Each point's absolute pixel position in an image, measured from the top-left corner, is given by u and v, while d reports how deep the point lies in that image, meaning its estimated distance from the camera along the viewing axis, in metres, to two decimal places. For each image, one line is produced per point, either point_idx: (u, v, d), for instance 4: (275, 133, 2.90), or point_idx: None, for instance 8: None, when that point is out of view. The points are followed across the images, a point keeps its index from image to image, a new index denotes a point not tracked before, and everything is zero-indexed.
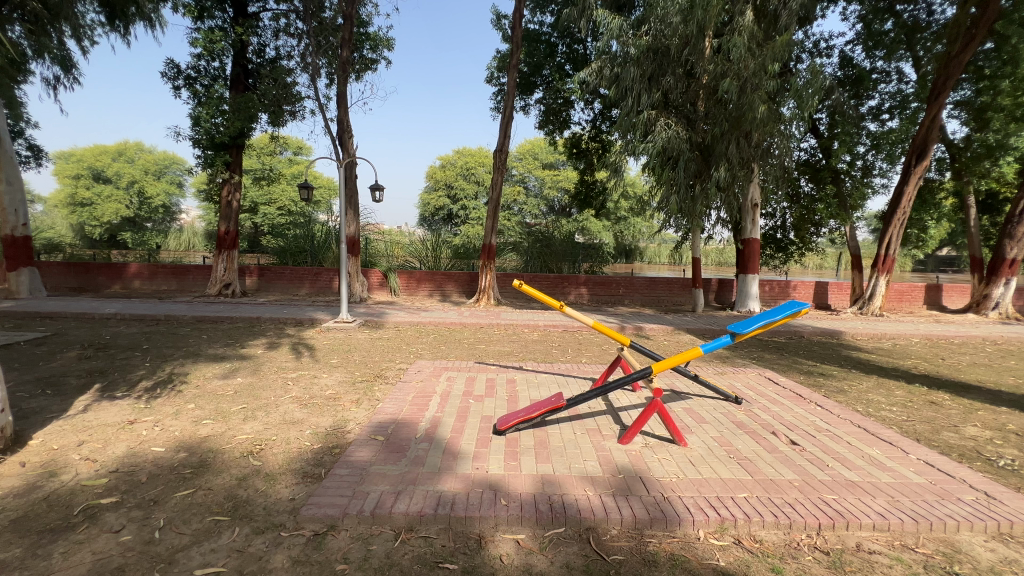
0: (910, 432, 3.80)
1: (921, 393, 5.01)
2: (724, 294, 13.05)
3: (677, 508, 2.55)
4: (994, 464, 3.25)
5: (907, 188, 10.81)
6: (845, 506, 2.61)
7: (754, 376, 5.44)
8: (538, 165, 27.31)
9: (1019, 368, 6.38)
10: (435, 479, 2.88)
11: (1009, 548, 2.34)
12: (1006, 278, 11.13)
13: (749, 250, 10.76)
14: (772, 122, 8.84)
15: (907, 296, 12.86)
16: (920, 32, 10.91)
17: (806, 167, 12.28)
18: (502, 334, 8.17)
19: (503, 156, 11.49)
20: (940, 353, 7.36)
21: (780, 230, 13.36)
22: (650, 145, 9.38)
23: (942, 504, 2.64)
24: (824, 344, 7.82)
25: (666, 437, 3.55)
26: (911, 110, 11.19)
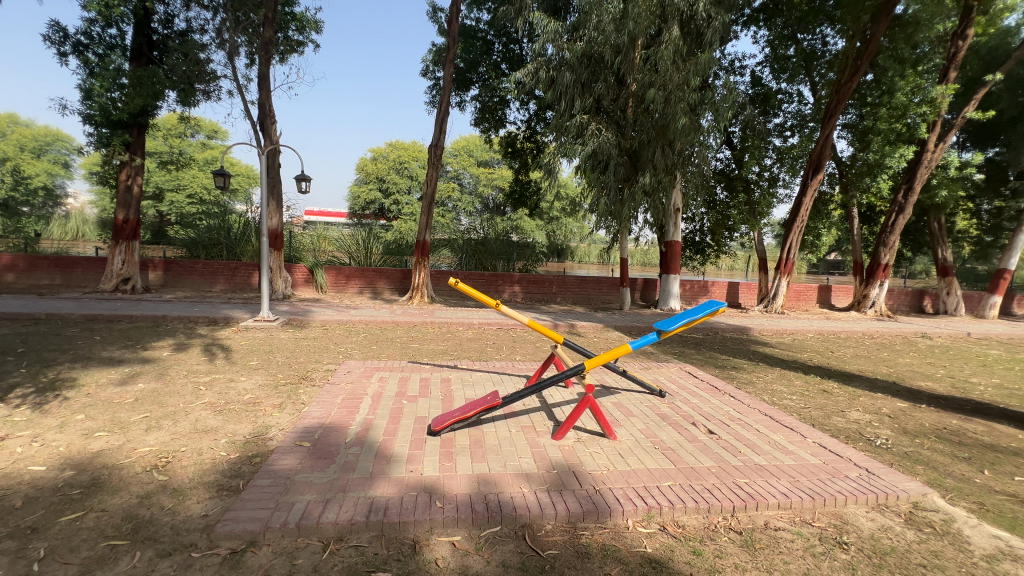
0: (807, 418, 4.24)
1: (815, 382, 5.62)
2: (648, 292, 13.80)
3: (608, 499, 2.66)
4: (872, 443, 3.72)
5: (805, 198, 11.99)
6: (754, 488, 2.86)
7: (676, 370, 5.79)
8: (473, 162, 27.24)
9: (891, 359, 7.37)
10: (366, 485, 2.77)
11: (885, 516, 2.68)
12: (881, 280, 12.74)
13: (671, 252, 11.46)
14: (693, 132, 9.48)
15: (804, 296, 14.36)
16: (816, 59, 12.20)
17: (721, 176, 13.31)
18: (435, 332, 8.06)
19: (438, 151, 11.29)
20: (830, 347, 8.28)
21: (699, 233, 14.41)
22: (582, 149, 9.71)
23: (834, 481, 2.98)
24: (735, 339, 8.54)
25: (597, 432, 3.69)
26: (808, 129, 12.50)
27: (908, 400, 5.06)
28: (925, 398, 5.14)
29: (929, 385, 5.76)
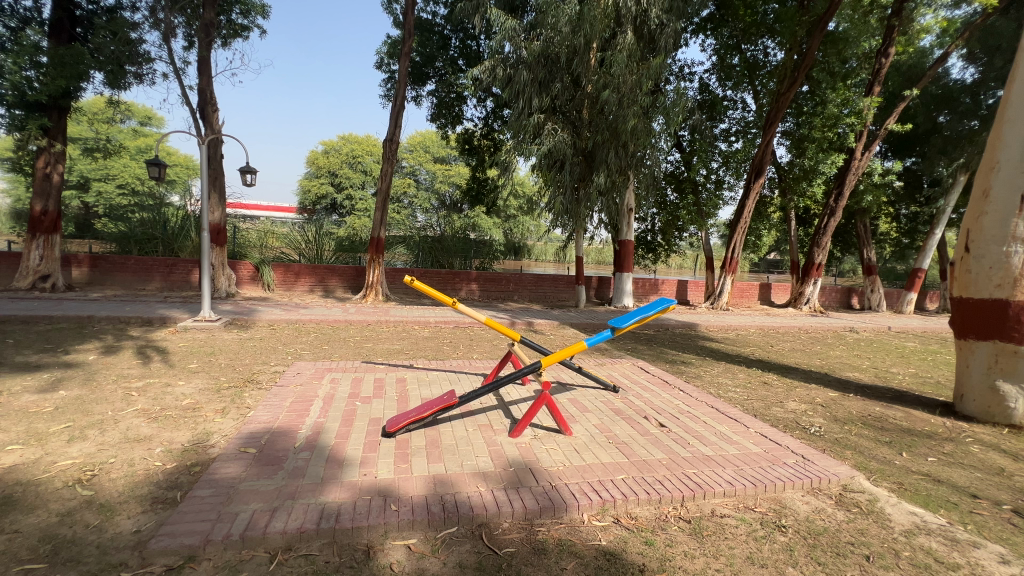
0: (749, 410, 4.49)
1: (757, 375, 5.95)
2: (603, 290, 14.12)
3: (564, 495, 2.70)
4: (807, 431, 3.98)
5: (748, 201, 12.60)
6: (702, 477, 2.99)
7: (629, 366, 5.96)
8: (429, 158, 26.83)
9: (824, 352, 7.92)
10: (317, 491, 2.67)
11: (819, 499, 2.88)
12: (815, 278, 13.65)
13: (625, 251, 11.79)
14: (644, 135, 9.78)
15: (747, 293, 15.17)
16: (758, 69, 12.87)
17: (671, 178, 13.78)
18: (390, 331, 7.89)
19: (393, 146, 11.03)
20: (770, 341, 8.80)
21: (650, 233, 14.93)
22: (539, 147, 9.78)
23: (774, 468, 3.16)
24: (684, 335, 8.90)
25: (553, 428, 3.73)
26: (751, 134, 13.20)
27: (837, 389, 5.46)
28: (853, 387, 5.57)
29: (856, 376, 6.24)
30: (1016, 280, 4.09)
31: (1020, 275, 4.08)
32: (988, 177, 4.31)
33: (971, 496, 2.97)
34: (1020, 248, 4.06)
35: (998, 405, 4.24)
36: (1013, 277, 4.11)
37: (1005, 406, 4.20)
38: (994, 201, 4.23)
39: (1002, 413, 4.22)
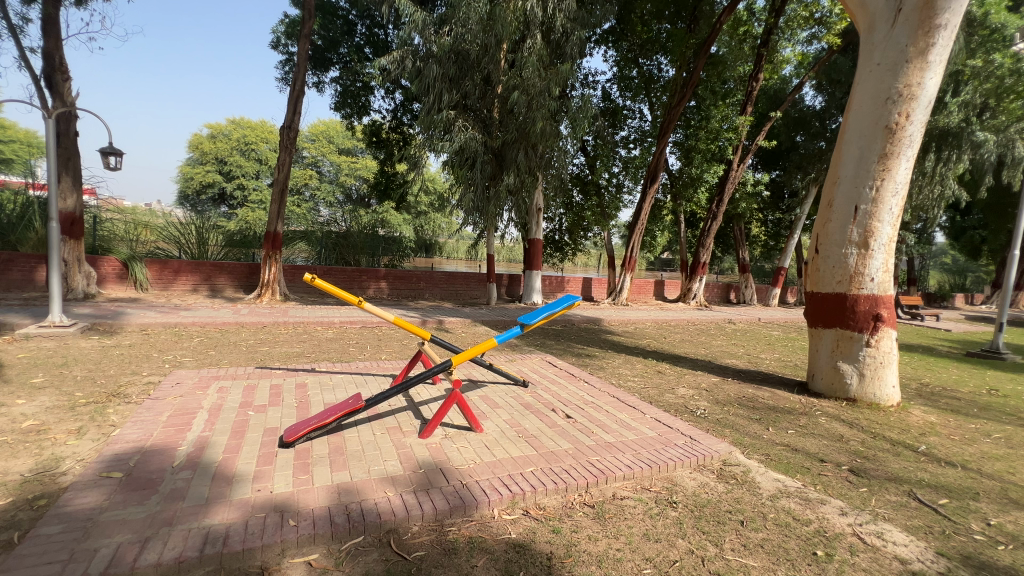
0: (645, 397, 4.86)
1: (652, 364, 6.48)
2: (514, 288, 14.41)
3: (474, 492, 2.71)
4: (694, 414, 4.41)
5: (645, 204, 13.53)
6: (604, 464, 3.17)
7: (538, 361, 6.15)
8: (334, 149, 25.28)
9: (707, 342, 8.84)
10: (201, 513, 2.40)
11: (704, 474, 3.20)
12: (700, 276, 15.14)
13: (534, 249, 12.10)
14: (552, 137, 10.12)
15: (644, 290, 16.41)
16: (653, 83, 13.94)
17: (577, 180, 14.41)
18: (289, 333, 7.33)
19: (291, 133, 10.22)
20: (664, 333, 9.60)
21: (558, 232, 15.56)
22: (450, 144, 9.67)
23: (667, 450, 3.45)
24: (589, 330, 9.39)
25: (464, 426, 3.72)
26: (647, 143, 14.27)
27: (718, 375, 6.13)
28: (731, 372, 6.28)
29: (733, 362, 7.04)
30: (853, 277, 4.87)
31: (855, 273, 4.86)
32: (832, 189, 5.06)
33: (820, 461, 3.50)
34: (855, 250, 4.85)
35: (839, 381, 5.05)
36: (850, 274, 4.89)
37: (844, 382, 5.01)
38: (836, 210, 4.98)
39: (842, 388, 5.03)
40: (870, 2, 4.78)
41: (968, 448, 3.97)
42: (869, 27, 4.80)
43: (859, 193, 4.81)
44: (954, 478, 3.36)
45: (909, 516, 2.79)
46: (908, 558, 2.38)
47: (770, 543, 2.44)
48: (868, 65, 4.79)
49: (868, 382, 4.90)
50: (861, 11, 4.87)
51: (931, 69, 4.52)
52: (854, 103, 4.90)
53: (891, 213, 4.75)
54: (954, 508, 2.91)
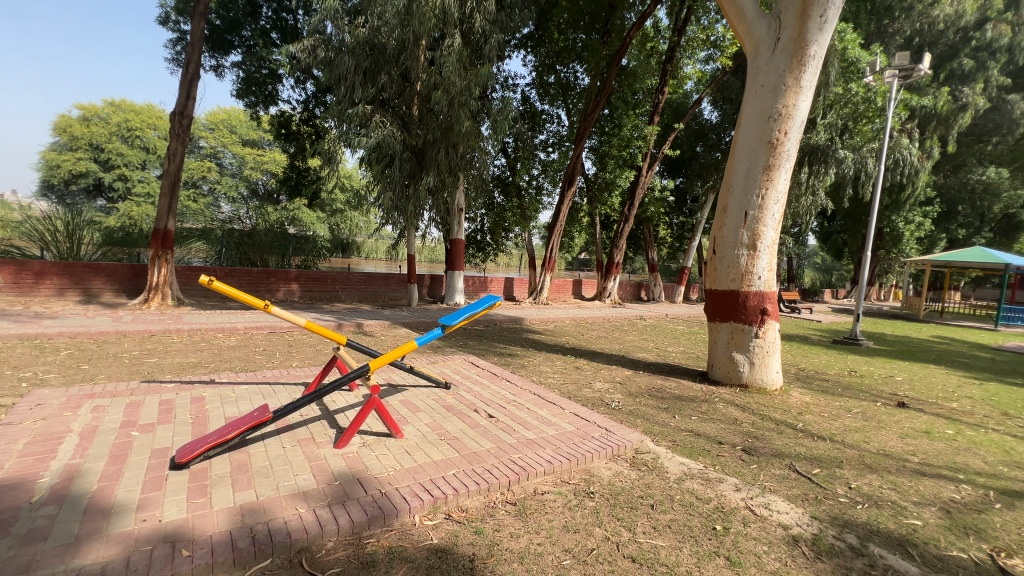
0: (564, 392, 5.04)
1: (572, 361, 6.73)
2: (435, 288, 14.20)
3: (394, 500, 2.62)
4: (610, 406, 4.64)
5: (563, 206, 14.00)
6: (526, 460, 3.23)
7: (460, 362, 6.12)
8: (236, 140, 23.24)
9: (621, 337, 9.37)
10: (69, 554, 2.08)
11: (619, 464, 3.38)
12: (615, 275, 15.99)
13: (456, 249, 11.99)
14: (474, 138, 10.12)
15: (563, 289, 16.98)
16: (569, 90, 14.48)
17: (498, 181, 14.55)
18: (183, 341, 6.60)
19: (184, 119, 9.20)
20: (582, 330, 10.01)
21: (480, 232, 15.63)
22: (367, 140, 9.30)
23: (585, 443, 3.60)
24: (511, 329, 9.54)
25: (384, 432, 3.60)
26: (565, 147, 14.79)
27: (631, 368, 6.52)
28: (642, 365, 6.70)
29: (645, 356, 7.51)
30: (744, 276, 5.41)
31: (745, 272, 5.40)
32: (726, 196, 5.58)
33: (718, 443, 3.84)
34: (745, 251, 5.39)
35: (733, 369, 5.59)
36: (741, 273, 5.42)
37: (738, 370, 5.56)
38: (730, 215, 5.50)
39: (736, 375, 5.57)
40: (754, 30, 5.34)
41: (834, 423, 4.59)
42: (755, 52, 5.37)
43: (748, 201, 5.36)
44: (823, 449, 3.86)
45: (790, 487, 3.16)
46: (788, 523, 2.70)
47: (676, 523, 2.63)
48: (754, 85, 5.35)
49: (757, 369, 5.48)
50: (748, 38, 5.43)
51: (804, 93, 5.16)
52: (743, 119, 5.45)
53: (774, 219, 5.35)
54: (824, 476, 3.34)
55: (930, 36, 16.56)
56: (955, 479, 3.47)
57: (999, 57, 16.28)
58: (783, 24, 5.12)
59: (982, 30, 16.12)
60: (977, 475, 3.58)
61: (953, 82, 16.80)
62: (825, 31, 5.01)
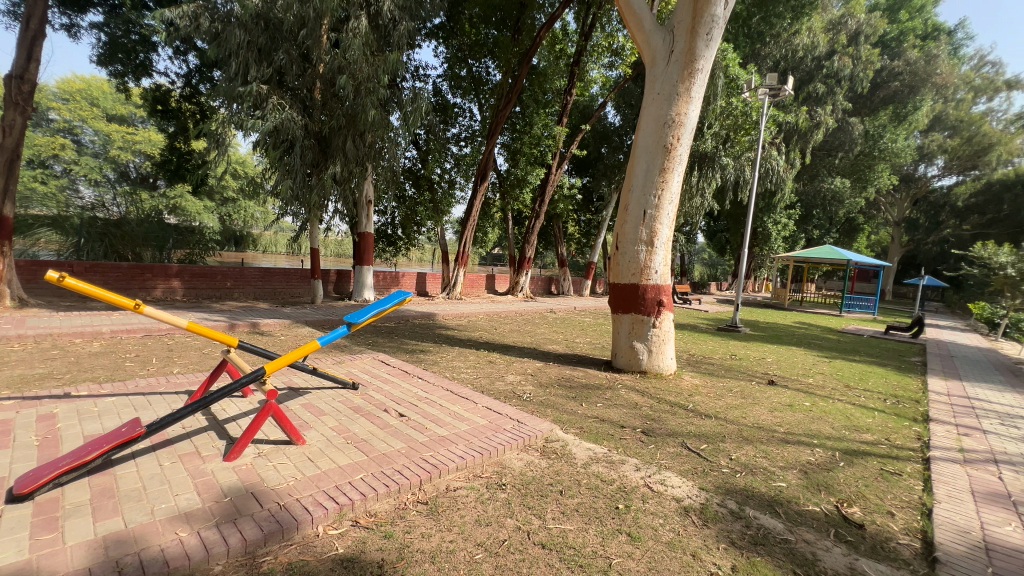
0: (477, 387, 5.05)
1: (484, 355, 6.76)
2: (342, 284, 13.42)
3: (295, 512, 2.44)
4: (521, 398, 4.73)
5: (476, 201, 13.95)
6: (437, 458, 3.18)
7: (369, 360, 5.87)
8: (99, 114, 20.02)
9: (533, 330, 9.63)
10: None
11: (530, 454, 3.46)
12: (527, 270, 16.37)
13: (364, 243, 11.43)
14: (382, 127, 9.72)
15: (476, 284, 17.00)
16: (481, 85, 14.45)
17: (409, 174, 14.12)
18: (27, 350, 5.55)
19: (23, 84, 7.69)
20: (494, 324, 10.12)
21: (390, 226, 15.11)
22: (262, 123, 8.49)
23: (497, 435, 3.64)
24: (424, 325, 9.36)
25: (283, 440, 3.33)
26: (477, 142, 14.78)
27: (542, 360, 6.72)
28: (552, 357, 6.95)
29: (554, 348, 7.78)
30: (643, 270, 5.81)
31: (644, 267, 5.80)
32: (627, 196, 5.94)
33: (620, 427, 4.10)
34: (644, 247, 5.79)
35: (634, 357, 6.00)
36: (641, 268, 5.82)
37: (638, 357, 5.98)
38: (631, 214, 5.86)
39: (636, 363, 5.99)
40: (652, 41, 5.73)
41: (718, 402, 5.12)
42: (652, 62, 5.77)
43: (646, 201, 5.76)
44: (709, 426, 4.29)
45: (682, 462, 3.47)
46: (681, 496, 2.95)
47: (583, 506, 2.76)
48: (651, 92, 5.75)
49: (655, 356, 5.94)
50: (646, 48, 5.82)
51: (694, 103, 5.64)
52: (642, 123, 5.83)
53: (668, 218, 5.80)
54: (710, 450, 3.72)
55: (792, 62, 19.01)
56: (812, 444, 4.06)
57: (843, 84, 19.19)
58: (676, 38, 5.56)
59: (831, 60, 18.86)
60: (827, 439, 4.22)
61: (810, 103, 19.48)
62: (711, 47, 5.52)
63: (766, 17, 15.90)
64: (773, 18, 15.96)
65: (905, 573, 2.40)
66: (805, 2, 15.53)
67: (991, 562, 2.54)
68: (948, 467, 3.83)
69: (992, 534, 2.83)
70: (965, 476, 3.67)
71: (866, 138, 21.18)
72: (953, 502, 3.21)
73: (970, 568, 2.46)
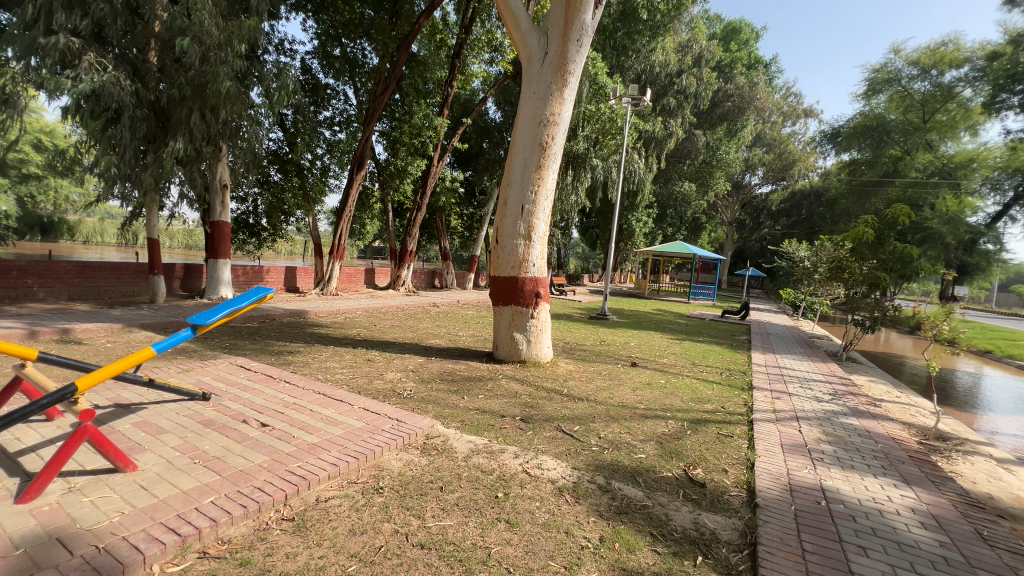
0: (353, 388, 4.75)
1: (362, 353, 6.40)
2: (192, 281, 11.53)
3: (119, 554, 2.04)
4: (401, 396, 4.58)
5: (352, 190, 13.07)
6: (306, 468, 2.92)
7: (224, 366, 5.17)
8: None
9: (415, 325, 9.40)
10: None
11: (410, 453, 3.36)
12: (408, 264, 15.89)
13: (219, 234, 10.00)
14: (240, 102, 8.59)
15: (354, 278, 16.00)
16: (357, 67, 13.62)
17: (274, 157, 12.72)
18: None
19: None
20: (373, 321, 9.64)
21: (252, 215, 13.58)
22: (74, 85, 6.93)
23: (374, 437, 3.46)
24: (293, 324, 8.55)
25: (105, 469, 2.76)
26: (353, 127, 13.90)
27: (423, 355, 6.59)
28: (434, 351, 6.85)
29: (437, 342, 7.67)
30: (521, 264, 5.99)
31: (523, 260, 5.99)
32: (506, 190, 6.06)
33: (501, 417, 4.19)
34: (522, 241, 5.98)
35: (514, 348, 6.19)
36: (520, 262, 6.00)
37: (518, 348, 6.18)
38: (510, 208, 6.00)
39: (516, 353, 6.20)
40: (527, 40, 5.89)
41: (590, 385, 5.53)
42: (528, 61, 5.93)
43: (524, 196, 5.95)
44: (582, 409, 4.60)
45: (557, 445, 3.66)
46: (556, 478, 3.11)
47: (464, 499, 2.76)
48: (528, 91, 5.91)
49: (533, 346, 6.20)
50: (522, 46, 5.95)
51: (566, 104, 5.94)
52: (519, 120, 5.97)
53: (544, 213, 6.05)
54: (582, 431, 3.98)
55: (651, 76, 21.04)
56: (666, 417, 4.59)
57: (689, 101, 21.91)
58: (550, 40, 5.80)
59: (680, 78, 21.38)
60: (678, 411, 4.81)
61: (664, 114, 21.94)
62: (581, 53, 5.86)
63: (628, 33, 17.42)
64: (635, 35, 17.56)
65: (735, 519, 2.84)
66: (659, 23, 17.31)
67: (794, 500, 3.13)
68: (765, 426, 4.62)
69: (795, 477, 3.48)
70: (777, 432, 4.46)
71: (707, 149, 24.48)
72: (769, 454, 3.88)
73: (781, 508, 2.99)
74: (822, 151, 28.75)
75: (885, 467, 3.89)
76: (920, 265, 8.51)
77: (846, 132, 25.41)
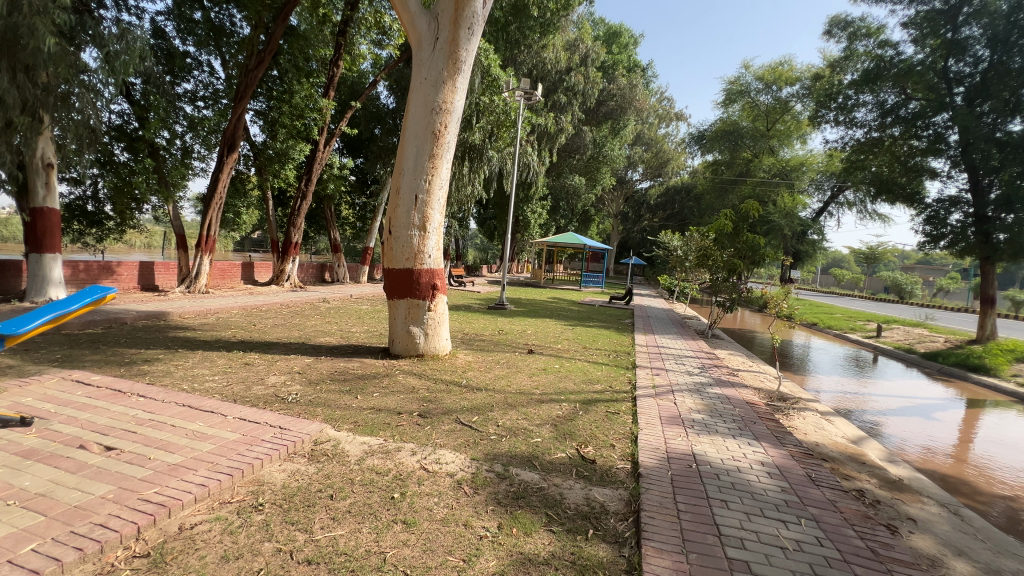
0: (227, 396, 4.24)
1: (238, 357, 5.73)
2: (5, 281, 9.36)
3: None
4: (285, 401, 4.20)
5: (222, 175, 11.56)
6: (167, 493, 2.54)
7: (54, 383, 4.28)
8: None
9: (302, 323, 8.67)
10: None
11: (294, 462, 3.08)
12: (293, 257, 14.60)
13: (46, 224, 8.23)
14: (68, 65, 7.12)
15: (228, 274, 14.27)
16: (224, 36, 12.10)
17: (118, 132, 10.81)
18: None
19: None
20: (252, 320, 8.70)
21: (91, 201, 11.45)
22: None
23: (250, 450, 3.12)
24: (150, 328, 7.37)
25: None
26: (221, 104, 12.34)
27: (312, 355, 6.11)
28: (323, 350, 6.41)
29: (326, 340, 7.16)
30: (416, 255, 5.81)
31: (418, 251, 5.82)
32: (398, 178, 5.82)
33: (397, 414, 4.04)
34: (416, 231, 5.80)
35: (411, 342, 6.02)
36: (414, 253, 5.81)
37: (415, 342, 6.02)
38: (402, 197, 5.77)
39: (413, 347, 6.03)
40: (417, 23, 5.67)
41: (489, 374, 5.60)
42: (418, 45, 5.72)
43: (417, 185, 5.76)
44: (481, 398, 4.63)
45: (456, 438, 3.64)
46: (454, 471, 3.09)
47: (356, 506, 2.61)
48: (418, 76, 5.71)
49: (430, 339, 6.08)
50: (411, 29, 5.72)
51: (458, 94, 5.84)
52: (411, 106, 5.75)
53: (438, 203, 5.92)
54: (480, 422, 4.00)
55: (541, 72, 21.80)
56: (560, 400, 4.81)
57: (577, 98, 22.97)
58: (440, 26, 5.64)
59: (569, 76, 22.34)
60: (571, 393, 5.07)
61: (555, 109, 22.84)
62: (472, 42, 5.79)
63: (520, 28, 17.77)
64: (526, 30, 17.90)
65: (621, 491, 3.07)
66: (549, 22, 18.01)
67: (670, 467, 3.48)
68: (647, 401, 5.07)
69: (671, 446, 3.87)
70: (657, 407, 4.91)
71: (594, 145, 25.98)
72: (650, 427, 4.27)
73: (659, 475, 3.30)
74: (690, 152, 32.17)
75: (741, 428, 4.50)
76: (765, 253, 9.97)
77: (708, 134, 28.73)
